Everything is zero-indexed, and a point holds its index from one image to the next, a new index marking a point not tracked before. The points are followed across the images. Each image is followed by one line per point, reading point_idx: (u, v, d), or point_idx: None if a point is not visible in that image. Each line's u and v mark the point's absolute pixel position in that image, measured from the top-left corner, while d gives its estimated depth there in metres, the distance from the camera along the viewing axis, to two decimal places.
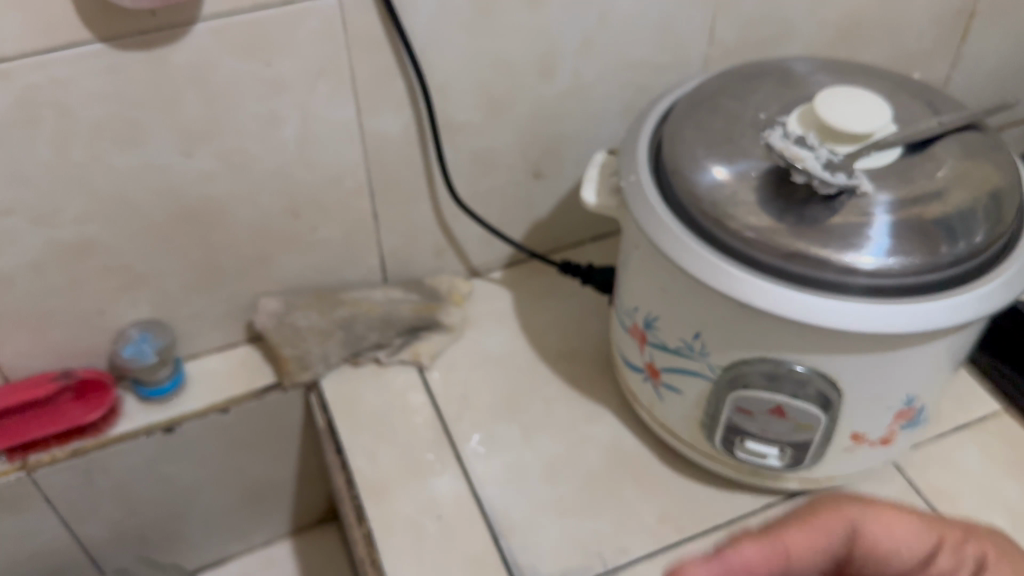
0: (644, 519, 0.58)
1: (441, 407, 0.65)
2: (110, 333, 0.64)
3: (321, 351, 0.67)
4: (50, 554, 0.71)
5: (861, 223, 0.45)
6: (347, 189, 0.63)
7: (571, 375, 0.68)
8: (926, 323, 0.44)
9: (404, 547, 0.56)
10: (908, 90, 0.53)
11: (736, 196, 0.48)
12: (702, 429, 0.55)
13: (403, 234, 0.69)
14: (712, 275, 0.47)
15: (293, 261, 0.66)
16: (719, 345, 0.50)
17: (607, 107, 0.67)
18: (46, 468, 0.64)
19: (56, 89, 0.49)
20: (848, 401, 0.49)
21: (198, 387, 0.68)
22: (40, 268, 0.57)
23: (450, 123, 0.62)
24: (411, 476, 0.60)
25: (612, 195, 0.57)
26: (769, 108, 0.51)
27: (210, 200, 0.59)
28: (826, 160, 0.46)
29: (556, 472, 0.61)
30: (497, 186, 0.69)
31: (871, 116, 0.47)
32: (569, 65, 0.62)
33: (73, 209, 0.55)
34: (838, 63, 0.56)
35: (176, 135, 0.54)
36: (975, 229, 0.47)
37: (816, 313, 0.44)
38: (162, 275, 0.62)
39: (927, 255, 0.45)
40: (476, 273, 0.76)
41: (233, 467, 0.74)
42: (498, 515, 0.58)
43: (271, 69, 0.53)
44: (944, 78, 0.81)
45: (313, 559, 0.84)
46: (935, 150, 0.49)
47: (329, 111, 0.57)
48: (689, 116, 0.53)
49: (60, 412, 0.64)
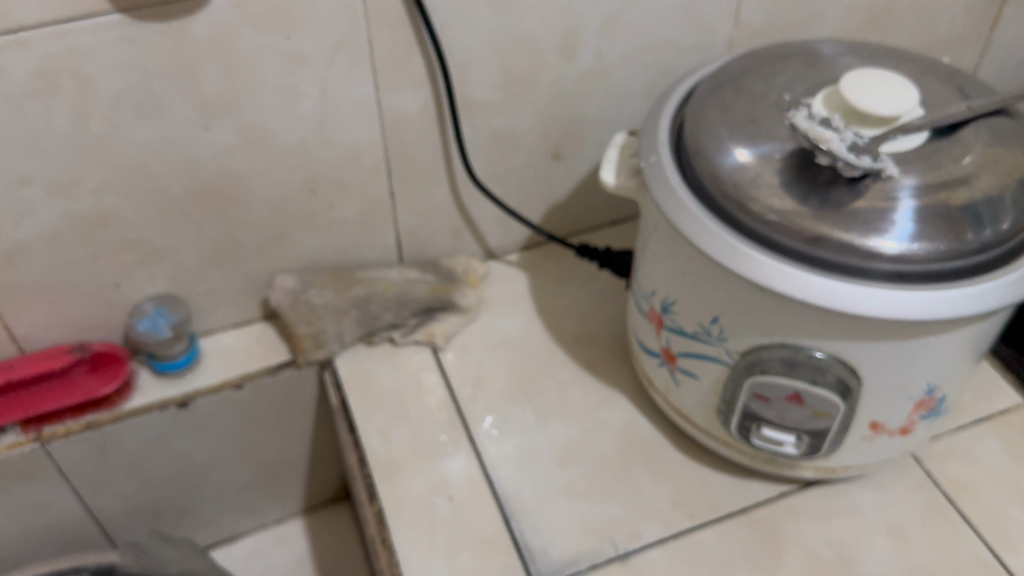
0: (657, 504, 0.58)
1: (455, 388, 0.65)
2: (127, 307, 0.64)
3: (335, 329, 0.67)
4: (64, 527, 0.71)
5: (886, 208, 0.44)
6: (364, 167, 0.63)
7: (586, 360, 0.67)
8: (950, 311, 0.43)
9: (416, 526, 0.56)
10: (937, 74, 0.52)
11: (759, 178, 0.47)
12: (718, 415, 0.55)
13: (420, 214, 0.68)
14: (732, 258, 0.46)
15: (310, 239, 0.66)
16: (737, 330, 0.49)
17: (629, 88, 0.66)
18: (60, 440, 0.64)
19: (75, 58, 0.48)
20: (867, 389, 0.48)
21: (212, 363, 0.68)
22: (57, 239, 0.57)
23: (470, 102, 0.62)
24: (424, 456, 0.60)
25: (632, 176, 0.56)
26: (794, 90, 0.50)
27: (228, 175, 0.58)
28: (851, 143, 0.45)
29: (570, 456, 0.60)
30: (516, 167, 0.68)
31: (898, 98, 0.46)
32: (591, 45, 0.62)
33: (91, 180, 0.55)
34: (866, 46, 0.55)
35: (195, 108, 0.54)
36: (1003, 217, 0.46)
37: (838, 299, 0.44)
38: (179, 250, 0.62)
39: (952, 242, 0.44)
40: (493, 255, 0.75)
41: (247, 443, 0.74)
42: (509, 497, 0.58)
43: (290, 43, 0.53)
44: (973, 66, 0.79)
45: (325, 538, 0.84)
46: (963, 136, 0.47)
47: (348, 87, 0.57)
48: (711, 97, 0.52)
49: (74, 383, 0.64)
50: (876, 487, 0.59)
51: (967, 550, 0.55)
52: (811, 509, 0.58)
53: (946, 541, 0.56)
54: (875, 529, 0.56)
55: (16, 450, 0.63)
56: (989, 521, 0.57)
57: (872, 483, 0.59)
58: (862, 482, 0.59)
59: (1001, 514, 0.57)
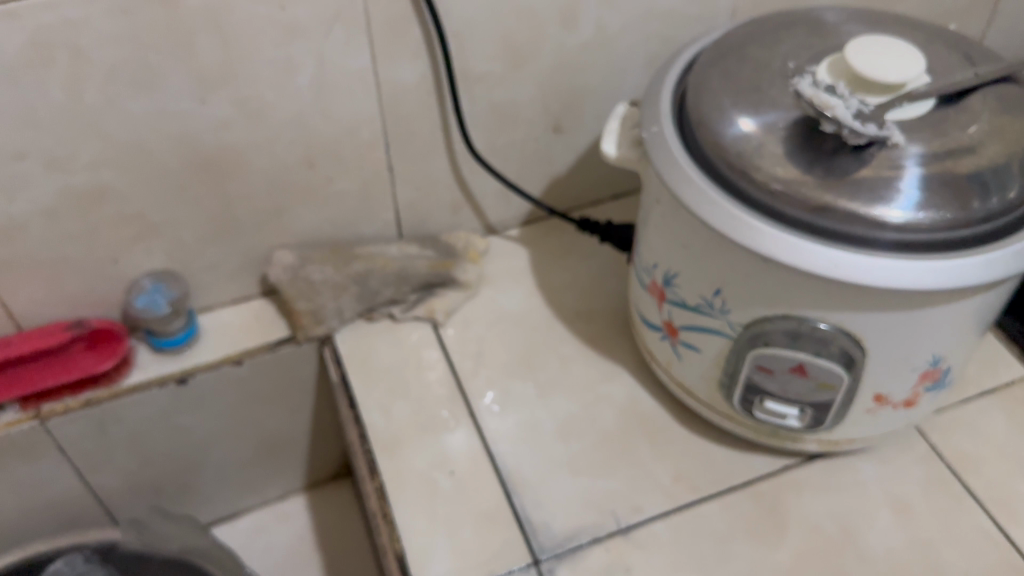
0: (659, 478, 0.57)
1: (456, 363, 0.64)
2: (125, 283, 0.63)
3: (335, 305, 0.66)
4: (65, 504, 0.71)
5: (892, 176, 0.44)
6: (362, 141, 0.62)
7: (587, 334, 0.67)
8: (955, 280, 0.43)
9: (417, 501, 0.56)
10: (944, 41, 0.51)
11: (763, 147, 0.46)
12: (721, 389, 0.55)
13: (419, 189, 0.68)
14: (735, 228, 0.45)
15: (308, 214, 0.65)
16: (739, 302, 0.48)
17: (630, 59, 0.65)
18: (59, 418, 0.63)
19: (68, 30, 0.48)
20: (871, 361, 0.48)
21: (211, 339, 0.68)
22: (54, 214, 0.56)
23: (469, 73, 0.61)
24: (425, 432, 0.60)
25: (633, 148, 0.55)
26: (799, 57, 0.49)
27: (225, 148, 0.58)
28: (857, 110, 0.44)
29: (572, 430, 0.60)
30: (516, 140, 0.68)
31: (904, 65, 0.45)
32: (592, 15, 0.61)
33: (86, 155, 0.54)
34: (871, 13, 0.54)
35: (191, 81, 0.53)
36: (1010, 185, 0.45)
37: (843, 269, 0.43)
38: (176, 226, 0.61)
39: (958, 211, 0.44)
40: (493, 231, 0.75)
41: (248, 419, 0.73)
42: (510, 471, 0.58)
43: (285, 13, 0.52)
44: (979, 36, 0.78)
45: (327, 516, 0.84)
46: (970, 103, 0.47)
47: (344, 58, 0.56)
48: (714, 66, 0.51)
49: (72, 360, 0.63)
50: (879, 460, 0.59)
51: (971, 522, 0.55)
52: (814, 482, 0.57)
53: (949, 513, 0.56)
54: (878, 502, 0.56)
55: (15, 427, 0.62)
56: (995, 495, 0.57)
57: (876, 456, 0.59)
58: (866, 455, 0.59)
59: (1006, 487, 0.57)
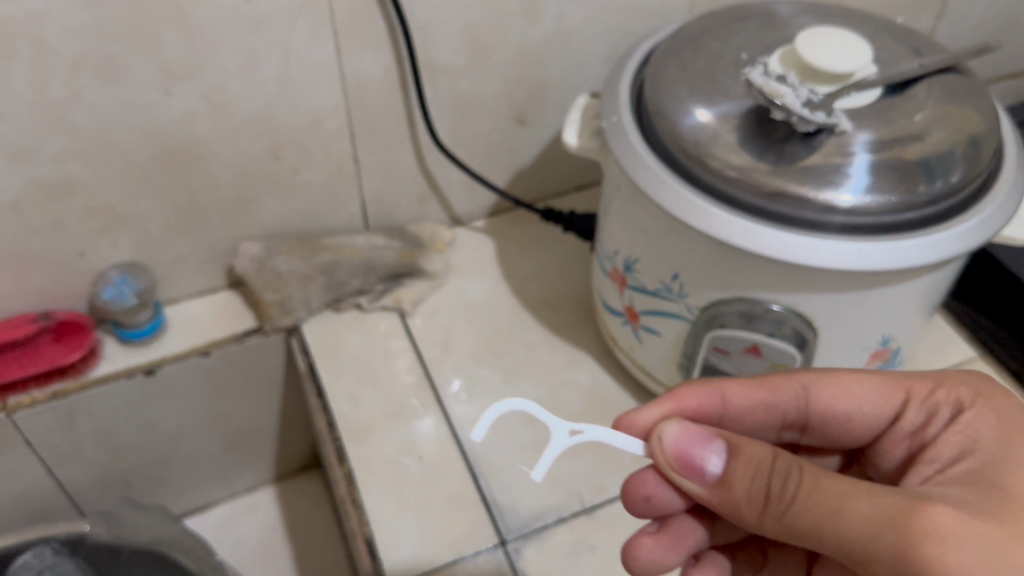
0: (622, 459, 0.59)
1: (423, 351, 0.65)
2: (91, 276, 0.64)
3: (302, 296, 0.67)
4: (33, 497, 0.71)
5: (841, 162, 0.45)
6: (328, 132, 0.63)
7: (552, 322, 0.68)
8: (901, 261, 0.44)
9: (385, 486, 0.57)
10: (891, 33, 0.53)
11: (717, 136, 0.48)
12: (681, 371, 0.56)
13: (385, 180, 0.68)
14: (691, 214, 0.47)
15: (275, 205, 0.66)
16: (697, 285, 0.50)
17: (591, 52, 0.67)
18: (26, 410, 0.63)
19: (31, 21, 0.48)
20: (823, 341, 0.50)
21: (178, 330, 0.68)
22: (19, 207, 0.56)
23: (433, 66, 0.62)
24: (393, 419, 0.61)
25: (594, 138, 0.57)
26: (752, 49, 0.51)
27: (191, 139, 0.58)
28: (806, 99, 0.46)
29: (537, 415, 0.61)
30: (480, 132, 0.69)
31: (851, 56, 0.47)
32: (553, 8, 0.62)
33: (52, 146, 0.54)
34: (822, 6, 0.56)
35: (156, 73, 0.53)
36: (953, 170, 0.47)
37: (795, 252, 0.45)
38: (143, 217, 0.61)
39: (904, 195, 0.45)
40: (459, 222, 0.76)
41: (216, 410, 0.74)
42: (477, 455, 0.59)
43: (250, 6, 0.52)
44: (930, 30, 0.81)
45: (298, 505, 0.85)
46: (915, 92, 0.48)
47: (309, 50, 0.56)
48: (671, 57, 0.53)
49: (39, 352, 0.63)
50: None
51: None
52: None
53: None
54: None
55: None
56: None
57: None
58: None
59: None
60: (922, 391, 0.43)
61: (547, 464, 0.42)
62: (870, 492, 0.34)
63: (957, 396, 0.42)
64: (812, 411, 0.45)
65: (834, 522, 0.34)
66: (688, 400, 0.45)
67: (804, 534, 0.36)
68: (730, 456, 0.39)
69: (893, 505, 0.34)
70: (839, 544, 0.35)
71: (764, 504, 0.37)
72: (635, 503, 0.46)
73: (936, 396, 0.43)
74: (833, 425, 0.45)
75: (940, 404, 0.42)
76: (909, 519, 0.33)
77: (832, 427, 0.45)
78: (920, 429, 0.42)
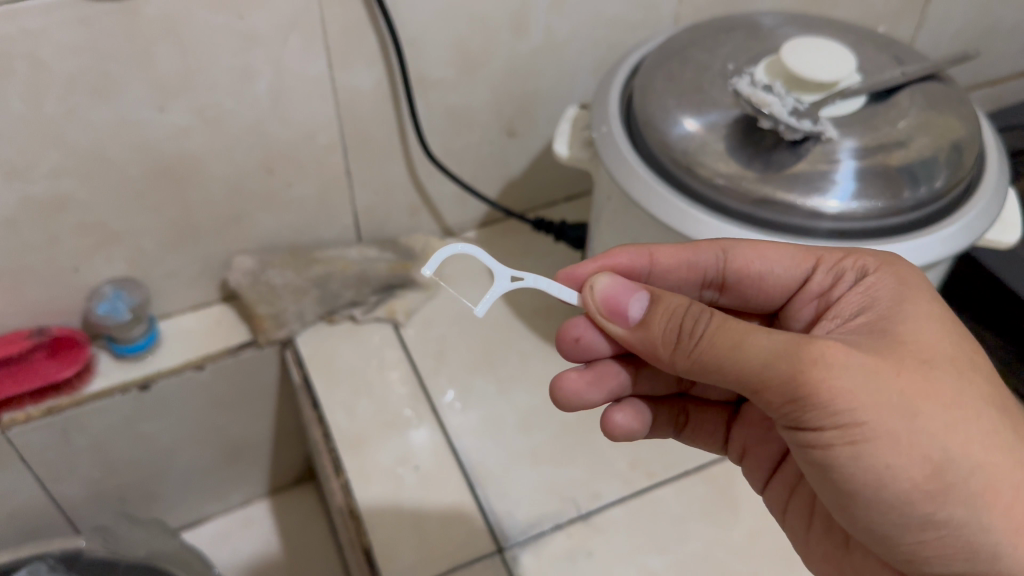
0: (617, 465, 0.59)
1: (417, 361, 0.66)
2: (85, 292, 0.64)
3: (296, 308, 0.68)
4: (28, 514, 0.71)
5: (828, 169, 0.46)
6: (320, 145, 0.63)
7: (544, 331, 0.69)
8: None
9: (383, 495, 0.57)
10: (873, 42, 0.54)
11: (706, 144, 0.48)
12: None
13: (376, 193, 0.69)
14: (682, 222, 0.48)
15: (267, 219, 0.66)
16: None
17: (579, 64, 0.68)
18: (20, 427, 0.63)
19: (27, 40, 0.48)
20: None
21: (172, 345, 0.69)
22: (14, 224, 0.57)
23: (424, 79, 0.62)
24: (389, 429, 0.61)
25: (584, 148, 0.57)
26: (737, 59, 0.52)
27: (185, 154, 0.58)
28: (792, 107, 0.46)
29: (532, 422, 0.62)
30: (471, 144, 0.69)
31: (836, 65, 0.48)
32: (542, 21, 0.63)
33: (47, 163, 0.54)
34: (804, 17, 0.57)
35: (151, 89, 0.54)
36: (937, 174, 0.48)
37: None
38: (137, 232, 0.62)
39: (889, 200, 0.47)
40: (450, 233, 0.77)
41: (210, 424, 0.74)
42: (473, 464, 0.59)
43: (243, 22, 0.53)
44: (910, 39, 0.82)
45: (292, 517, 0.85)
46: (898, 100, 0.49)
47: (302, 64, 0.57)
48: (659, 67, 0.53)
49: (33, 368, 0.63)
50: None
51: None
52: None
53: None
54: None
55: None
56: None
57: None
58: None
59: None
60: (830, 258, 0.42)
61: (490, 298, 0.42)
62: (767, 334, 0.36)
63: (863, 262, 0.41)
64: (730, 274, 0.45)
65: (737, 356, 0.36)
66: (618, 260, 0.46)
67: (706, 369, 0.37)
68: (651, 303, 0.40)
69: (789, 343, 0.35)
70: (738, 377, 0.36)
71: (675, 341, 0.38)
72: (565, 343, 0.47)
73: (841, 261, 0.42)
74: (748, 285, 0.45)
75: (845, 268, 0.42)
76: (806, 363, 0.34)
77: (747, 285, 0.45)
78: (827, 291, 0.42)
